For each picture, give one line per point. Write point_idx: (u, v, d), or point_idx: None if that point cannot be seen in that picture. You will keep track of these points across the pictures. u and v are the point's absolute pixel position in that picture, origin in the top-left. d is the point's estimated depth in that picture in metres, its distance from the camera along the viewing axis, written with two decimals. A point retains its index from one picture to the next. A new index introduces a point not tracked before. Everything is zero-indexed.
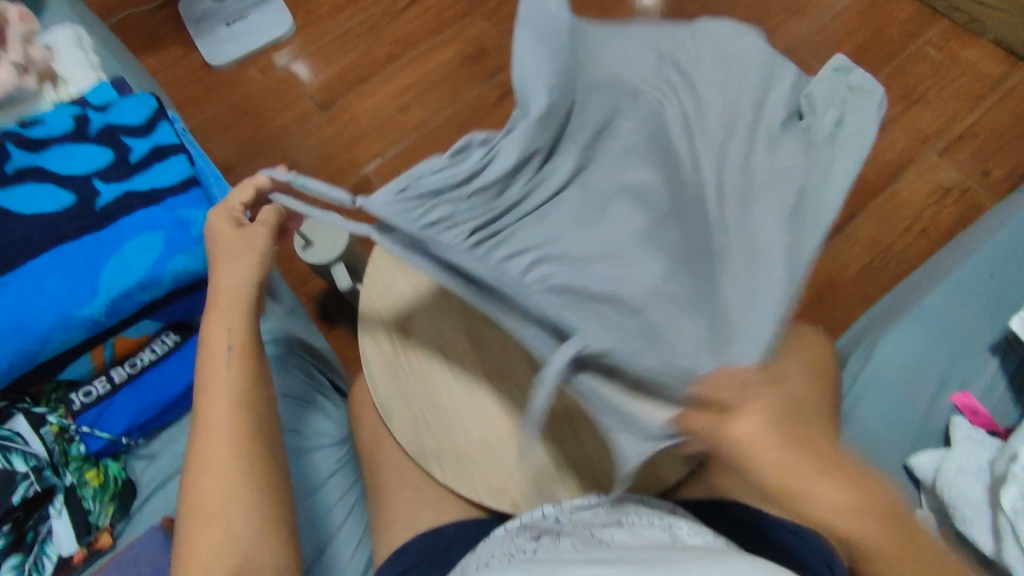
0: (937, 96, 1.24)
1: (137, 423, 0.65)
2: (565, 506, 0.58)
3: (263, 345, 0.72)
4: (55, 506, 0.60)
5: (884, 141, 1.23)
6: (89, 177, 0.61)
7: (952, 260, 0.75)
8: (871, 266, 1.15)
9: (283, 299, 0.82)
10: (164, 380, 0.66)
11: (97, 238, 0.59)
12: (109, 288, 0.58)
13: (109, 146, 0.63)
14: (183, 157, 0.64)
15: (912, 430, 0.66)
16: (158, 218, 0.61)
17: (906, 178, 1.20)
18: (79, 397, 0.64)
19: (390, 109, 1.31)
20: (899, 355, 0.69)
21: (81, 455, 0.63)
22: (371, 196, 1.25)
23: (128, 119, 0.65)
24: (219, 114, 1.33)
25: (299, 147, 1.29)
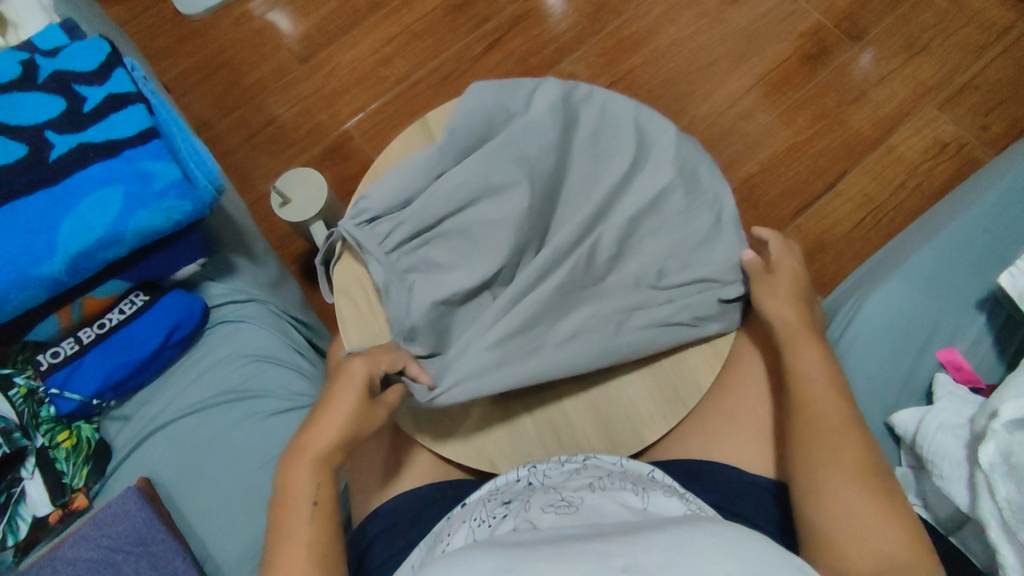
0: (938, 47, 1.20)
1: (109, 383, 0.63)
2: (538, 470, 0.58)
3: (238, 304, 0.72)
4: (27, 467, 0.59)
5: (882, 93, 1.19)
6: (40, 127, 0.58)
7: (943, 215, 0.73)
8: (863, 224, 1.13)
9: (259, 257, 0.80)
10: (134, 340, 0.64)
11: (52, 193, 0.56)
12: (67, 245, 0.56)
13: (61, 95, 0.60)
14: (141, 106, 0.61)
15: (894, 387, 0.66)
16: (117, 170, 0.58)
17: (903, 133, 1.17)
18: (46, 358, 0.62)
19: (372, 60, 1.26)
20: (885, 310, 0.68)
21: (52, 417, 0.62)
22: (353, 152, 1.22)
23: (79, 64, 0.61)
24: (193, 66, 1.27)
25: (279, 100, 1.25)
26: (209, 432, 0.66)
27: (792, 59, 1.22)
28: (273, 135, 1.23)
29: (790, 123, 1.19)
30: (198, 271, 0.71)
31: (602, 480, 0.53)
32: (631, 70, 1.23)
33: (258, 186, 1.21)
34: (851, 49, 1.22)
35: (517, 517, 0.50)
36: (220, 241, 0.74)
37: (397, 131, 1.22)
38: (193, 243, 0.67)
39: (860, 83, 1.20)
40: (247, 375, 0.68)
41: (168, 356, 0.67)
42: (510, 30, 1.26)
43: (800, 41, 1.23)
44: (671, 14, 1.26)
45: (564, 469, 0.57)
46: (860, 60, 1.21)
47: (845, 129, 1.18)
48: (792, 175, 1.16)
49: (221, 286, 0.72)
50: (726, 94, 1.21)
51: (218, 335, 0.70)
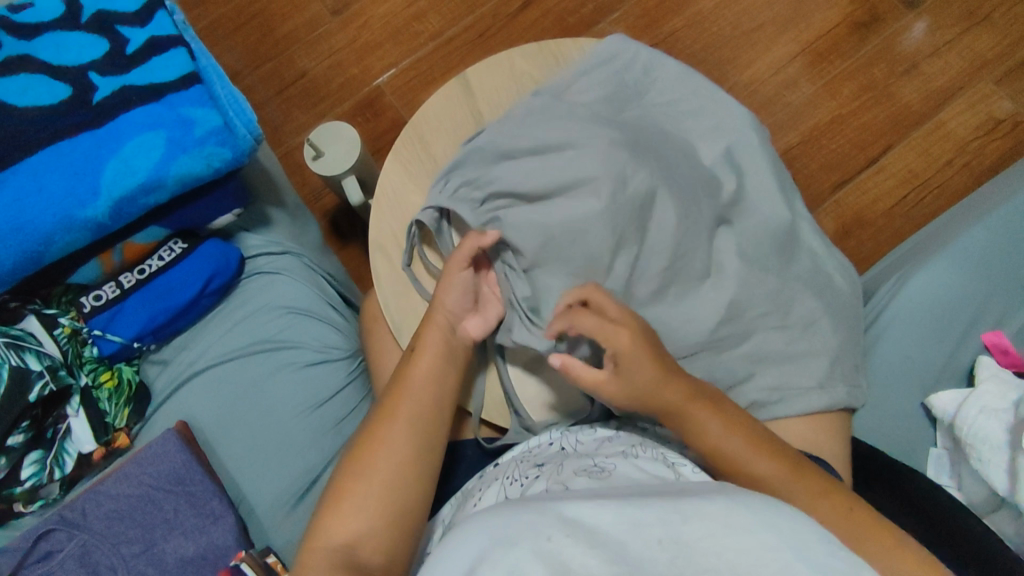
0: (1001, 17, 1.14)
1: (149, 328, 0.65)
2: (570, 435, 0.60)
3: (274, 256, 0.72)
4: (72, 406, 0.61)
5: (935, 65, 1.14)
6: (84, 69, 0.58)
7: (999, 193, 0.70)
8: (905, 202, 1.10)
9: (295, 210, 0.80)
10: (174, 287, 0.65)
11: (96, 135, 0.56)
12: (111, 188, 0.56)
13: (104, 35, 0.59)
14: (183, 50, 0.60)
15: (934, 368, 0.64)
16: (159, 115, 0.58)
17: (954, 108, 1.12)
18: (88, 301, 0.63)
19: (406, 14, 1.23)
20: (929, 290, 0.66)
21: (95, 358, 0.63)
22: (384, 109, 1.20)
23: (123, 5, 0.60)
24: (225, 15, 1.26)
25: (310, 54, 1.23)
26: (244, 380, 0.67)
27: (842, 26, 1.17)
28: (304, 89, 1.22)
29: (835, 94, 1.15)
30: (235, 222, 0.72)
31: (633, 447, 0.55)
32: (672, 34, 1.19)
33: (289, 141, 1.20)
34: (906, 17, 1.16)
35: (547, 477, 0.51)
36: (257, 192, 0.74)
37: (428, 89, 1.20)
38: (231, 192, 0.67)
39: (912, 54, 1.15)
40: (282, 326, 0.69)
41: (206, 304, 0.68)
42: None
43: (852, 7, 1.18)
44: None
45: (596, 436, 0.59)
46: (915, 29, 1.16)
47: (894, 102, 1.13)
48: (834, 149, 1.13)
49: (258, 237, 0.73)
50: (769, 62, 1.17)
51: (253, 286, 0.70)
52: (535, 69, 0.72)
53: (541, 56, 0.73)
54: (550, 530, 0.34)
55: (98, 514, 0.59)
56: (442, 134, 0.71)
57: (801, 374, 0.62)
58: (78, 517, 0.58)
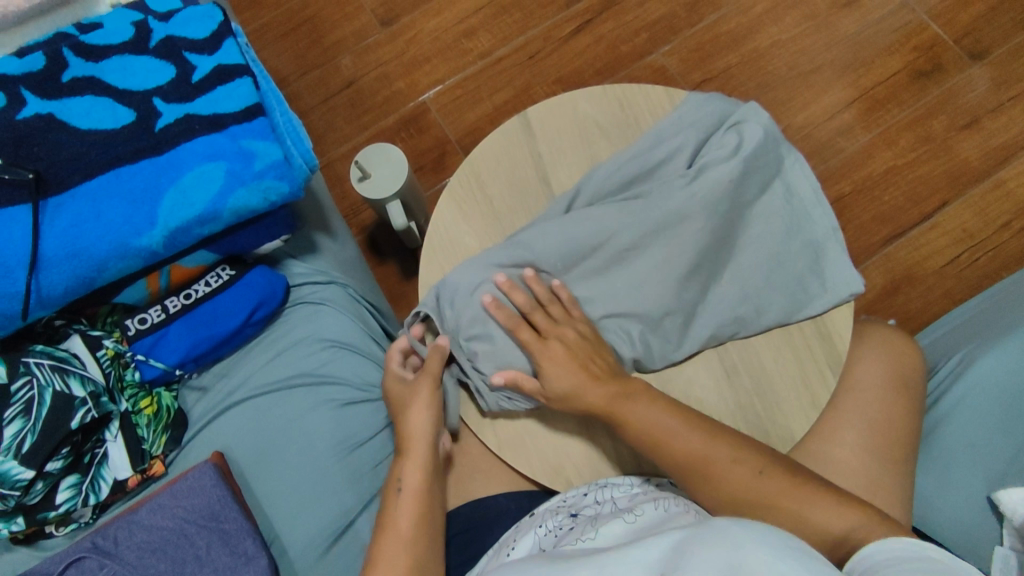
0: None
1: (191, 355, 0.64)
2: (606, 489, 0.58)
3: (318, 286, 0.71)
4: (111, 430, 0.60)
5: (998, 121, 1.10)
6: (149, 95, 0.57)
7: None
8: (957, 261, 1.06)
9: (341, 237, 0.79)
10: (219, 315, 0.64)
11: (157, 162, 0.55)
12: (168, 219, 0.55)
13: (170, 61, 0.58)
14: (248, 80, 0.59)
15: (1004, 459, 0.60)
16: (220, 146, 0.56)
17: (1016, 167, 1.09)
18: (133, 323, 0.62)
19: (455, 32, 1.22)
20: (999, 376, 0.63)
21: (136, 382, 0.63)
22: (427, 125, 1.19)
23: (192, 32, 0.59)
24: (275, 21, 1.25)
25: (358, 65, 1.22)
26: (282, 413, 0.66)
27: (902, 74, 1.14)
28: (349, 100, 1.21)
29: (890, 144, 1.12)
30: (282, 248, 0.71)
31: (664, 498, 0.54)
32: (724, 70, 1.16)
33: (330, 151, 1.20)
34: (969, 69, 1.13)
35: (583, 535, 0.51)
36: (304, 217, 0.74)
37: (473, 109, 1.19)
38: (280, 219, 0.66)
39: (975, 107, 1.11)
40: (322, 360, 0.68)
41: (248, 333, 0.67)
42: (602, 14, 1.20)
43: (914, 54, 1.14)
44: (774, 12, 1.18)
45: (631, 492, 0.57)
46: (978, 81, 1.12)
47: (951, 157, 1.10)
48: (887, 201, 1.09)
49: (303, 265, 0.72)
50: (824, 106, 1.14)
51: (297, 315, 0.69)
52: (600, 114, 0.70)
53: (608, 100, 0.71)
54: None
55: (129, 543, 0.58)
56: (500, 173, 0.69)
57: (858, 456, 0.59)
58: (109, 545, 0.58)
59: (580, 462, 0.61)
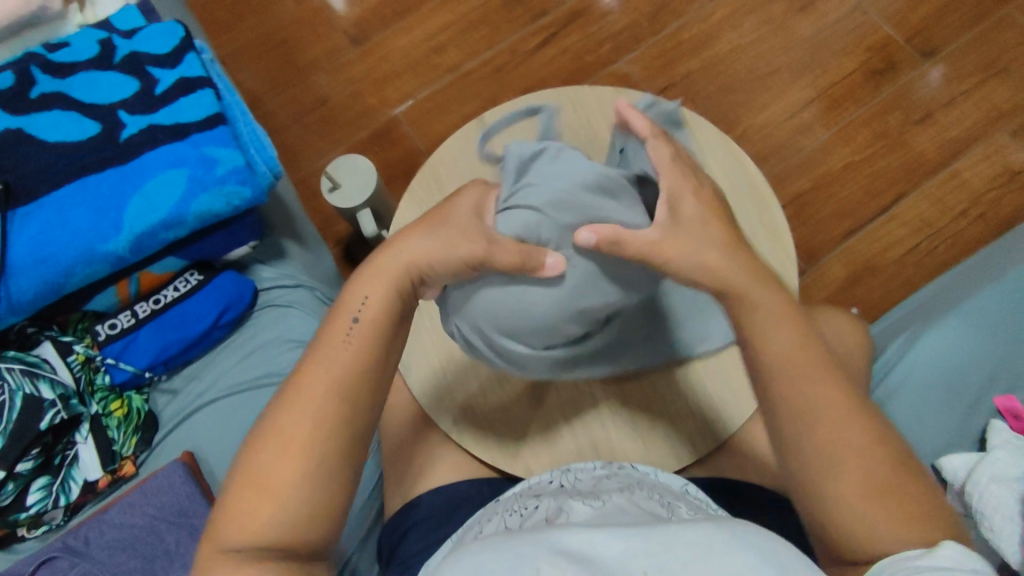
0: (1017, 69, 1.15)
1: (160, 358, 0.66)
2: (570, 473, 0.59)
3: (286, 289, 0.73)
4: (81, 432, 0.62)
5: (951, 115, 1.14)
6: (114, 107, 0.60)
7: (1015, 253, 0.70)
8: (916, 250, 1.09)
9: (310, 244, 0.81)
10: (187, 319, 0.66)
11: (121, 170, 0.58)
12: (132, 224, 0.58)
13: (134, 75, 0.61)
14: (209, 91, 0.62)
15: (946, 433, 0.64)
16: (182, 154, 0.59)
17: (970, 158, 1.12)
18: (104, 329, 0.64)
19: (426, 48, 1.26)
20: (940, 353, 0.66)
21: (106, 386, 0.64)
22: (400, 139, 1.22)
23: (155, 47, 0.62)
24: (251, 44, 1.30)
25: (333, 83, 1.26)
26: (253, 412, 0.67)
27: (857, 73, 1.18)
28: (325, 117, 1.25)
29: (848, 140, 1.15)
30: (250, 254, 0.73)
31: (632, 484, 0.55)
32: (686, 75, 1.20)
33: (306, 167, 1.23)
34: (921, 66, 1.17)
35: (550, 513, 0.52)
36: (272, 224, 0.76)
37: (444, 121, 1.22)
38: (247, 225, 0.68)
39: (928, 102, 1.15)
40: (291, 360, 0.69)
41: (217, 335, 0.69)
42: (566, 26, 1.24)
43: (868, 54, 1.19)
44: (732, 18, 1.22)
45: (595, 474, 0.58)
46: (930, 78, 1.16)
47: (907, 151, 1.14)
48: (847, 194, 1.13)
49: (272, 270, 0.74)
50: (783, 106, 1.18)
51: (266, 318, 0.71)
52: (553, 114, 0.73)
53: (560, 101, 0.74)
54: (539, 562, 0.36)
55: (100, 542, 0.60)
56: (460, 174, 0.72)
57: None
58: (80, 544, 0.59)
59: (538, 447, 0.64)
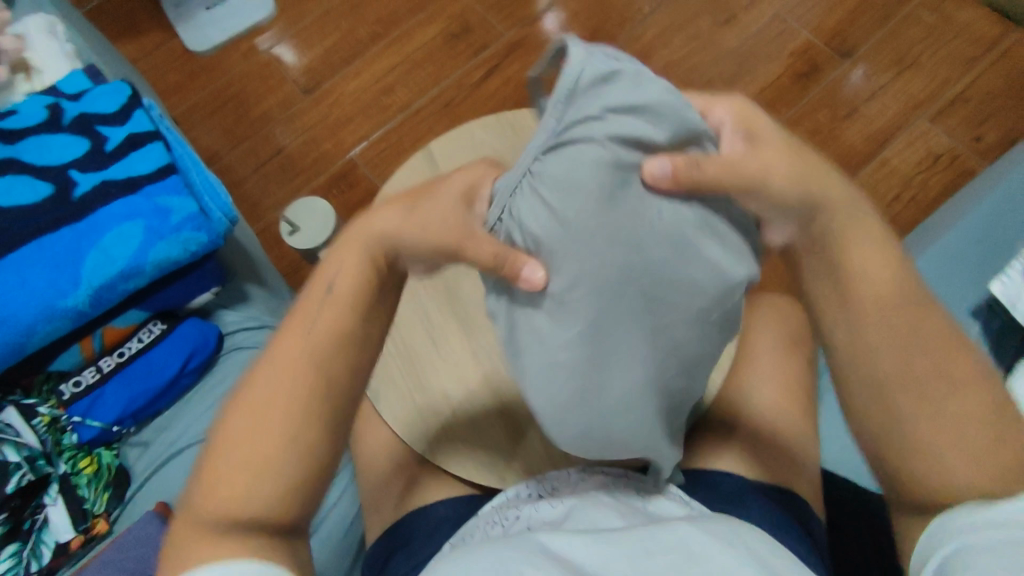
0: (927, 61, 1.24)
1: (129, 411, 0.66)
2: (547, 482, 0.60)
3: (251, 331, 0.74)
4: (50, 494, 0.61)
5: (873, 108, 1.22)
6: (65, 168, 0.61)
7: (938, 224, 0.75)
8: None
9: (272, 285, 0.82)
10: (153, 368, 0.67)
11: (77, 227, 0.59)
12: (91, 278, 0.59)
13: (84, 135, 0.63)
14: (159, 144, 0.64)
15: None
16: (136, 206, 0.61)
17: (896, 146, 1.20)
18: (68, 388, 0.64)
19: (375, 90, 1.30)
20: None
21: (74, 445, 0.64)
22: (358, 179, 1.25)
23: (102, 106, 0.64)
24: (202, 101, 1.32)
25: (287, 131, 1.29)
26: None
27: (783, 77, 1.26)
28: (282, 165, 1.27)
29: None
30: (213, 300, 0.74)
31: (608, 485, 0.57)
32: None
33: (267, 215, 1.24)
34: (841, 66, 1.25)
35: (535, 524, 0.53)
36: (233, 269, 0.77)
37: (400, 158, 1.25)
38: (208, 271, 0.69)
39: (852, 99, 1.23)
40: None
41: (185, 383, 0.69)
42: (508, 57, 1.30)
43: (792, 59, 1.27)
44: (663, 37, 1.30)
45: (572, 479, 0.60)
46: (850, 75, 1.25)
47: (838, 145, 1.21)
48: None
49: (236, 314, 0.75)
50: None
51: (231, 361, 0.72)
52: (496, 139, 0.77)
53: (502, 127, 0.78)
54: (524, 566, 0.37)
55: None
56: None
57: (766, 413, 0.64)
58: None
59: (509, 458, 0.65)
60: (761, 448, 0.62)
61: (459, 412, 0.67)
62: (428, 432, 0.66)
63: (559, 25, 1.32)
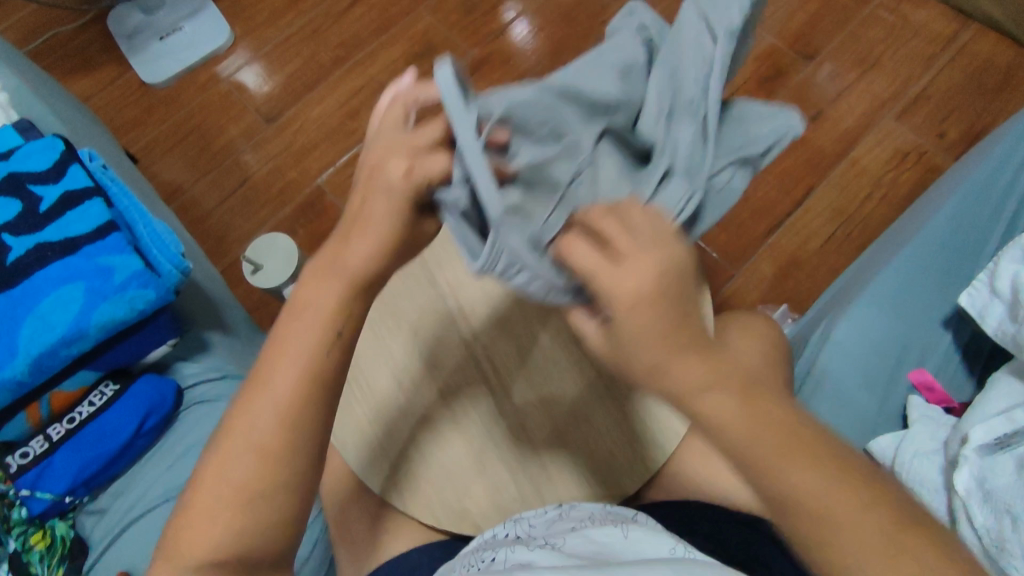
0: (889, 60, 1.24)
1: (81, 479, 0.63)
2: (521, 521, 0.58)
3: (212, 382, 0.72)
4: (1, 574, 0.59)
5: (839, 109, 1.22)
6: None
7: (910, 230, 0.74)
8: (833, 238, 1.15)
9: (234, 330, 0.79)
10: (106, 432, 0.63)
11: (11, 295, 0.56)
12: (29, 347, 0.56)
13: (17, 195, 0.60)
14: (98, 200, 0.61)
15: (870, 412, 0.67)
16: (75, 267, 0.58)
17: (864, 146, 1.20)
18: (15, 459, 0.61)
19: (339, 115, 1.28)
20: (858, 333, 0.69)
21: (25, 519, 0.61)
22: (326, 206, 1.22)
23: (34, 164, 0.61)
24: (161, 135, 1.29)
25: (250, 161, 1.26)
26: None
27: (749, 83, 1.25)
28: (247, 196, 1.24)
29: None
30: (170, 353, 0.71)
31: (582, 522, 0.55)
32: None
33: (235, 248, 1.21)
34: (805, 69, 1.25)
35: (506, 562, 0.51)
36: (189, 318, 0.74)
37: None
38: (162, 325, 0.66)
39: (818, 100, 1.23)
40: None
41: (143, 444, 0.66)
42: (473, 75, 1.29)
43: (756, 64, 1.27)
44: None
45: (547, 516, 0.58)
46: (815, 77, 1.25)
47: (807, 147, 1.21)
48: (761, 196, 1.18)
49: (196, 365, 0.72)
50: None
51: (194, 415, 0.69)
52: None
53: None
54: None
55: None
56: None
57: None
58: None
59: (485, 502, 0.63)
60: (741, 476, 0.61)
61: (422, 442, 0.64)
62: (398, 473, 0.63)
63: (523, 41, 1.30)
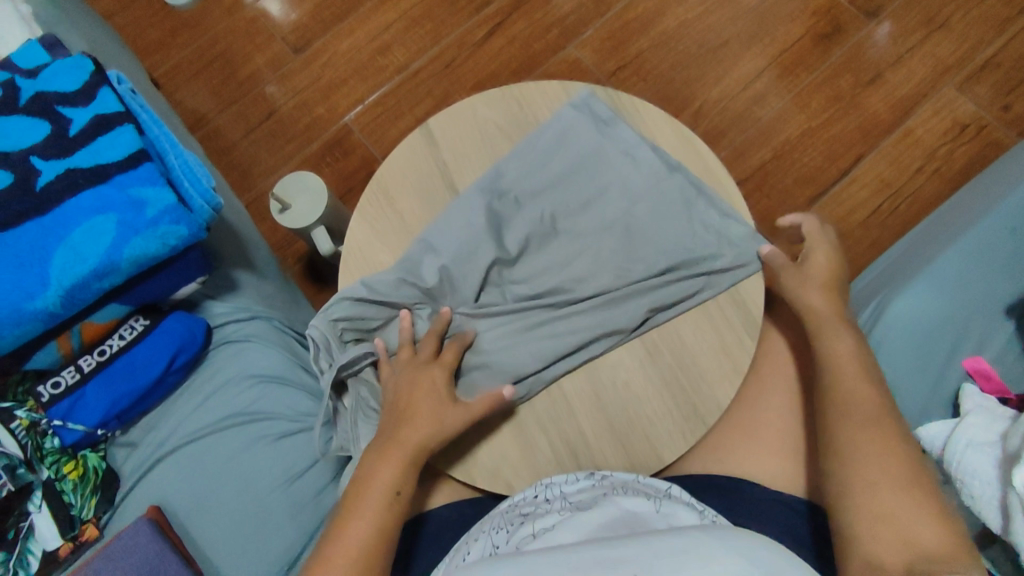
0: (959, 22, 1.15)
1: (112, 413, 0.62)
2: (553, 487, 0.57)
3: (242, 322, 0.70)
4: (34, 501, 0.59)
5: (900, 73, 1.14)
6: (26, 154, 0.55)
7: (979, 208, 0.69)
8: (878, 212, 1.10)
9: (264, 270, 0.77)
10: (136, 368, 0.62)
11: (42, 223, 0.54)
12: (61, 278, 0.54)
13: (45, 117, 0.57)
14: (130, 127, 0.58)
15: (915, 399, 0.65)
16: (107, 198, 0.55)
17: (921, 115, 1.13)
18: (46, 389, 0.60)
19: (369, 50, 1.21)
20: (914, 314, 0.65)
21: (57, 449, 0.61)
22: (353, 147, 1.18)
23: (62, 84, 0.58)
24: (184, 60, 1.24)
25: (275, 95, 1.21)
26: (220, 456, 0.65)
27: (805, 39, 1.17)
28: (271, 131, 1.20)
29: (803, 107, 1.15)
30: (199, 290, 0.69)
31: (615, 489, 0.54)
32: (638, 55, 1.18)
33: (258, 185, 1.18)
34: (867, 26, 1.17)
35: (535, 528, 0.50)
36: (220, 255, 0.72)
37: (395, 125, 1.18)
38: (192, 261, 0.63)
39: (877, 62, 1.15)
40: (253, 398, 0.67)
41: (172, 381, 0.65)
42: (512, 14, 1.21)
43: (815, 18, 1.18)
44: None
45: (579, 483, 0.56)
46: (877, 37, 1.16)
47: (861, 113, 1.14)
48: (807, 162, 1.13)
49: (224, 305, 0.70)
50: (737, 78, 1.16)
51: (222, 356, 0.68)
52: (500, 115, 0.71)
53: (506, 100, 0.71)
54: None
55: None
56: (412, 180, 0.69)
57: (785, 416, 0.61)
58: None
59: (517, 463, 0.62)
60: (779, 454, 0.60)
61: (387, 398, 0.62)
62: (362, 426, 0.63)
63: None
